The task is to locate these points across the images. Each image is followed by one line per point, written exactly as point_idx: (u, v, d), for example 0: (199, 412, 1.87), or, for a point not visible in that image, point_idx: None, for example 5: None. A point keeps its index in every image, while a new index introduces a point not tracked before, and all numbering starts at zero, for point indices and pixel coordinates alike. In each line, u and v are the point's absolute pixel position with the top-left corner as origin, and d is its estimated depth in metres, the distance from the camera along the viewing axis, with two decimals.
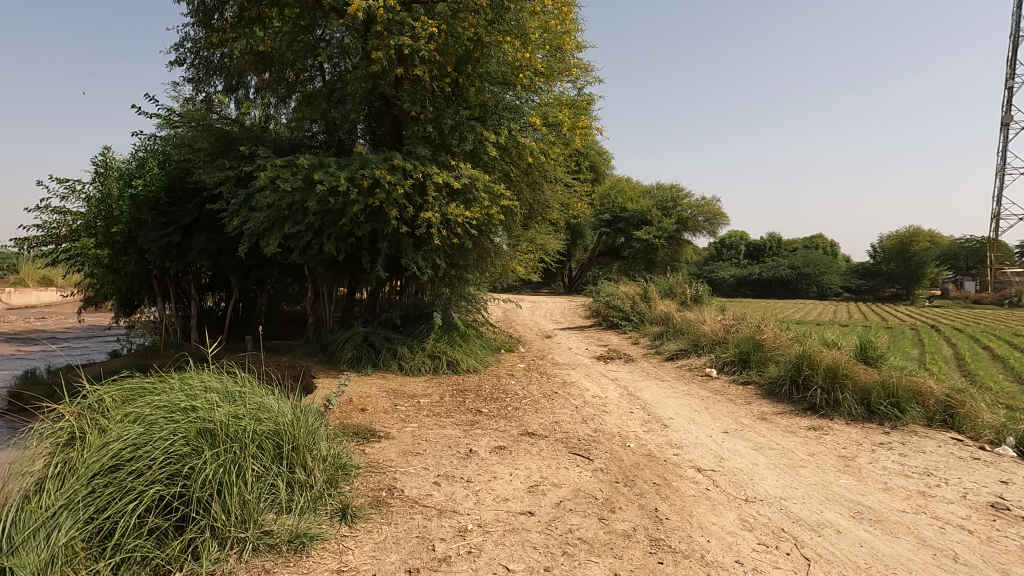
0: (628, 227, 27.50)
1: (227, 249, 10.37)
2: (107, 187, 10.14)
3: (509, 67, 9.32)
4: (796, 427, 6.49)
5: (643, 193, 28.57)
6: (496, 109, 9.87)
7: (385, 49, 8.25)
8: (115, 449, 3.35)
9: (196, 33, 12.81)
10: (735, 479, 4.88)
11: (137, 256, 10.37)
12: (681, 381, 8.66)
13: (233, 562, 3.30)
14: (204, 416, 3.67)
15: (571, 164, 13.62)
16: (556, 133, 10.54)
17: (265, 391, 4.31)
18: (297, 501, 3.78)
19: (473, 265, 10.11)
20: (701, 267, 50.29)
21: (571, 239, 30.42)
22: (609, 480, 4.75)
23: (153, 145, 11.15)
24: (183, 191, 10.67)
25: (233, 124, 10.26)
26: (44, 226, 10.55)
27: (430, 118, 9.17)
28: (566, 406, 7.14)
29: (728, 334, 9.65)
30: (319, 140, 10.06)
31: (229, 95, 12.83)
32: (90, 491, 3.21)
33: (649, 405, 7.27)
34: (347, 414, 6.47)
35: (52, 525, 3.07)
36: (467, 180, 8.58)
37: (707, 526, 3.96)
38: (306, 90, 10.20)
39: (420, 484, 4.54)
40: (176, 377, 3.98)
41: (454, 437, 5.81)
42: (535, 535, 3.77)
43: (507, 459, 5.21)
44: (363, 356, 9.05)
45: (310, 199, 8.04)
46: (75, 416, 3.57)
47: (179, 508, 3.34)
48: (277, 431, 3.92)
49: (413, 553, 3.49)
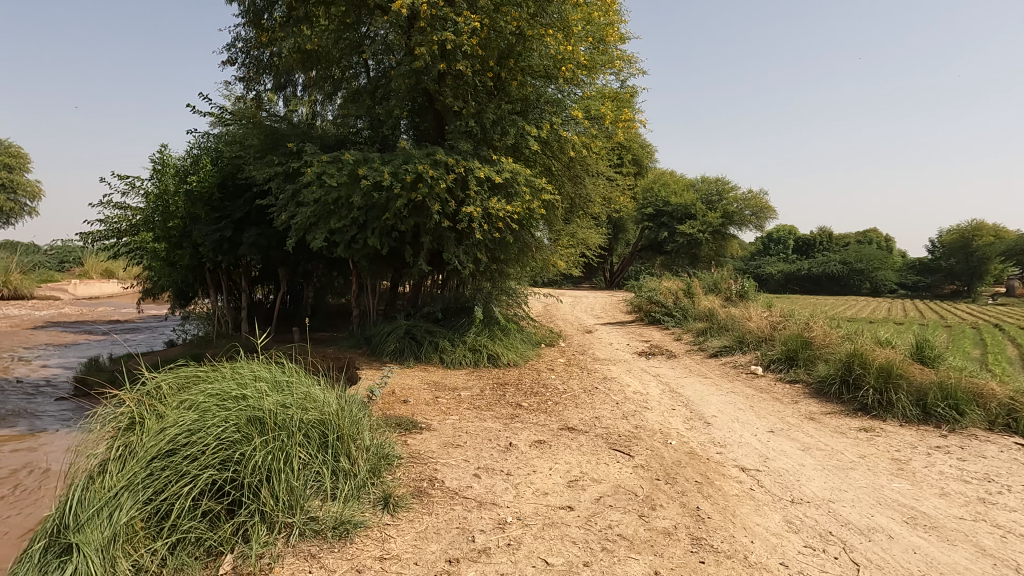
0: (671, 221, 26.91)
1: (277, 243, 10.67)
2: (163, 184, 10.50)
3: (551, 60, 9.27)
4: (845, 428, 6.29)
5: (687, 186, 27.97)
6: (538, 103, 9.75)
7: (428, 45, 8.38)
8: (172, 434, 3.49)
9: (248, 33, 13.14)
10: (781, 479, 4.77)
11: (192, 249, 10.74)
12: (726, 379, 8.48)
13: (280, 547, 3.42)
14: (254, 404, 3.80)
15: (616, 157, 13.37)
16: (598, 127, 10.44)
17: (312, 381, 4.44)
18: (342, 489, 3.87)
19: (514, 260, 10.13)
20: (748, 262, 48.94)
21: (614, 234, 30.46)
22: (650, 477, 4.69)
23: (207, 143, 11.55)
24: (234, 187, 11.09)
25: (282, 122, 10.50)
26: (105, 221, 11.13)
27: (472, 113, 9.17)
28: (607, 402, 7.07)
29: (775, 331, 9.41)
30: (364, 136, 10.19)
31: (278, 92, 13.22)
32: (149, 474, 3.36)
33: (692, 403, 7.15)
34: (391, 405, 6.61)
35: (114, 504, 3.22)
36: (508, 174, 8.57)
37: (752, 527, 3.87)
38: (352, 86, 10.42)
39: (461, 476, 4.59)
40: (228, 367, 4.15)
41: (494, 431, 5.86)
42: (575, 530, 3.77)
43: (547, 453, 5.21)
44: (405, 349, 9.23)
45: (355, 194, 8.20)
46: (136, 402, 3.75)
47: (231, 492, 3.49)
48: (323, 420, 4.03)
49: (453, 543, 3.55)
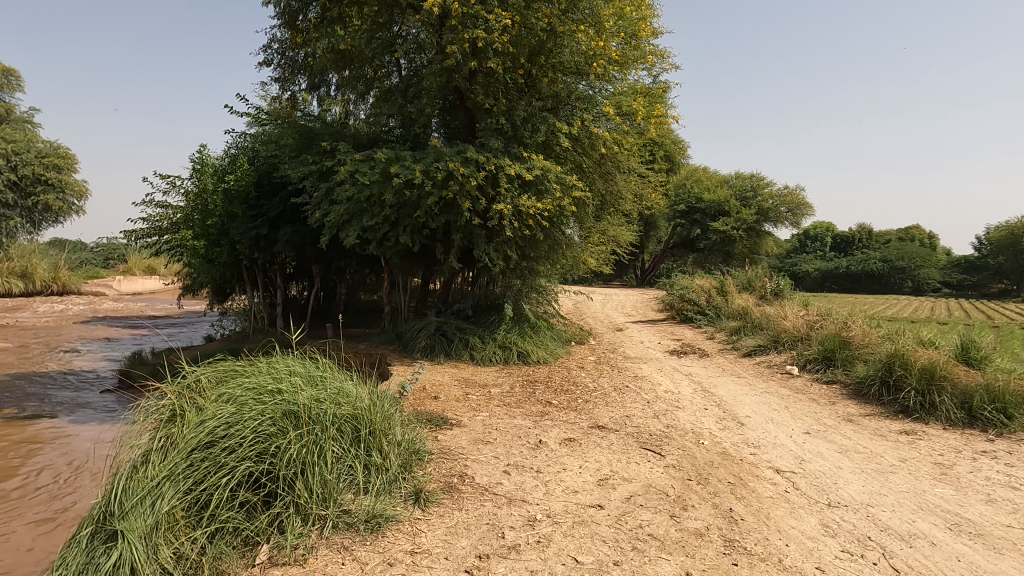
0: (704, 218, 26.46)
1: (311, 240, 10.85)
2: (203, 183, 10.93)
3: (583, 56, 9.20)
4: (885, 430, 6.11)
5: (720, 182, 27.49)
6: (569, 100, 9.72)
7: (460, 43, 8.40)
8: (211, 426, 3.59)
9: (283, 34, 13.34)
10: (817, 482, 4.66)
11: (229, 246, 11.01)
12: (760, 379, 8.32)
13: (315, 538, 3.49)
14: (289, 399, 3.88)
15: (647, 154, 13.23)
16: (630, 123, 10.31)
17: (345, 376, 4.52)
18: (374, 483, 3.93)
19: (544, 257, 10.12)
20: (783, 260, 47.89)
21: (645, 231, 30.18)
22: (681, 477, 4.64)
23: (244, 142, 11.85)
24: (270, 186, 11.25)
25: (316, 121, 10.69)
26: (148, 219, 11.54)
27: (503, 111, 9.17)
28: (638, 401, 7.01)
29: (811, 331, 9.20)
30: (396, 135, 10.30)
31: (312, 92, 13.43)
32: (190, 465, 3.46)
33: (725, 402, 7.03)
34: (422, 401, 6.67)
35: (156, 493, 3.32)
36: (539, 171, 8.56)
37: (787, 530, 3.80)
38: (384, 85, 10.56)
39: (491, 472, 4.62)
40: (264, 361, 4.25)
41: (524, 428, 5.87)
42: (605, 528, 3.75)
43: (577, 451, 5.20)
44: (436, 345, 9.30)
45: (387, 192, 8.28)
46: (177, 395, 3.87)
47: (267, 484, 3.57)
48: (355, 415, 4.10)
49: (483, 539, 3.57)
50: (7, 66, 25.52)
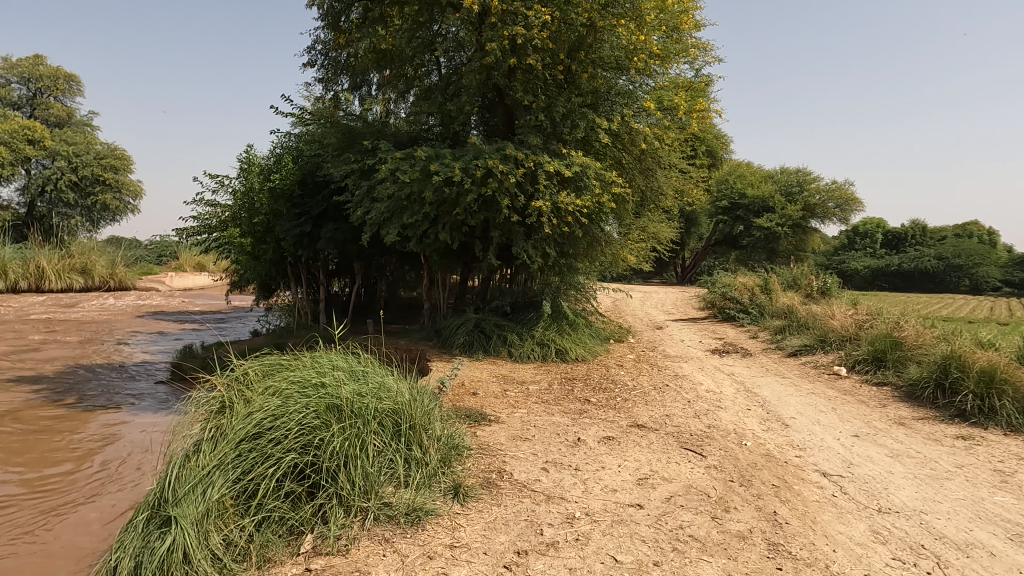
0: (748, 215, 25.84)
1: (352, 237, 11.05)
2: (250, 181, 11.09)
3: (623, 51, 9.09)
4: (941, 435, 5.86)
5: (765, 177, 26.80)
6: (609, 95, 9.64)
7: (499, 40, 8.40)
8: (258, 418, 3.70)
9: (326, 35, 13.63)
10: (867, 487, 4.51)
11: (274, 244, 11.30)
12: (806, 379, 8.09)
13: (357, 529, 3.56)
14: (333, 392, 3.97)
15: (689, 149, 12.99)
16: (671, 117, 10.17)
17: (386, 371, 4.59)
18: (414, 477, 3.98)
19: (583, 254, 10.06)
20: (831, 258, 46.44)
21: (686, 228, 29.71)
22: (724, 479, 4.56)
23: (288, 142, 12.04)
24: (313, 184, 11.54)
25: (358, 120, 10.83)
26: (198, 218, 11.93)
27: (542, 107, 9.14)
28: (678, 400, 6.90)
29: (860, 330, 8.89)
30: (435, 133, 10.38)
31: (354, 91, 13.66)
32: (238, 455, 3.57)
33: (769, 403, 6.87)
34: (461, 397, 6.72)
35: (207, 481, 3.44)
36: (578, 168, 8.50)
37: (834, 536, 3.69)
38: (424, 84, 10.64)
39: (529, 469, 4.62)
40: (308, 355, 4.35)
41: (563, 425, 5.85)
42: (645, 528, 3.71)
43: (616, 450, 5.16)
44: (475, 342, 9.36)
45: (427, 189, 8.36)
46: (226, 387, 4.01)
47: (312, 475, 3.66)
48: (396, 409, 4.16)
49: (522, 535, 3.58)
50: (69, 72, 26.79)
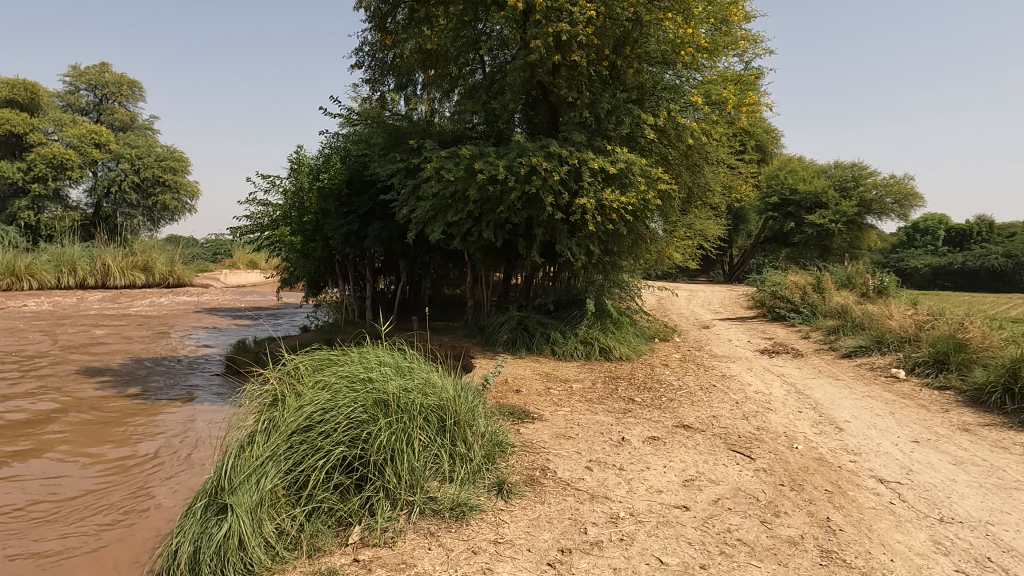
0: (799, 211, 25.02)
1: (398, 236, 11.23)
2: (299, 182, 11.51)
3: (670, 45, 8.95)
4: (1009, 443, 5.55)
5: (818, 172, 25.92)
6: (655, 91, 9.50)
7: (544, 37, 8.38)
8: (309, 411, 3.82)
9: (373, 37, 13.90)
10: (927, 495, 4.31)
11: (322, 242, 11.61)
12: (861, 382, 7.79)
13: (403, 522, 3.62)
14: (380, 387, 4.05)
15: (738, 144, 12.67)
16: (719, 112, 9.93)
17: (431, 367, 4.65)
18: (458, 472, 4.03)
19: (627, 252, 9.95)
20: (888, 255, 44.55)
21: (734, 225, 29.01)
22: (773, 482, 4.44)
23: (337, 142, 12.32)
24: (360, 183, 11.76)
25: (404, 120, 11.00)
26: (251, 217, 12.36)
27: (587, 104, 9.08)
28: (726, 401, 6.75)
29: (920, 332, 8.50)
30: (479, 131, 10.43)
31: (399, 91, 13.81)
32: (290, 446, 3.69)
33: (821, 406, 6.64)
34: (504, 394, 6.76)
35: (261, 471, 3.56)
36: (623, 164, 8.41)
37: (892, 545, 3.54)
38: (468, 83, 10.66)
39: (573, 467, 4.60)
40: (356, 351, 4.46)
41: (607, 424, 5.81)
42: (691, 530, 3.65)
43: (661, 450, 5.09)
44: (518, 340, 9.39)
45: (471, 188, 8.42)
46: (279, 381, 4.15)
47: (360, 468, 3.75)
48: (441, 405, 4.21)
49: (566, 534, 3.57)
50: (132, 78, 28.06)
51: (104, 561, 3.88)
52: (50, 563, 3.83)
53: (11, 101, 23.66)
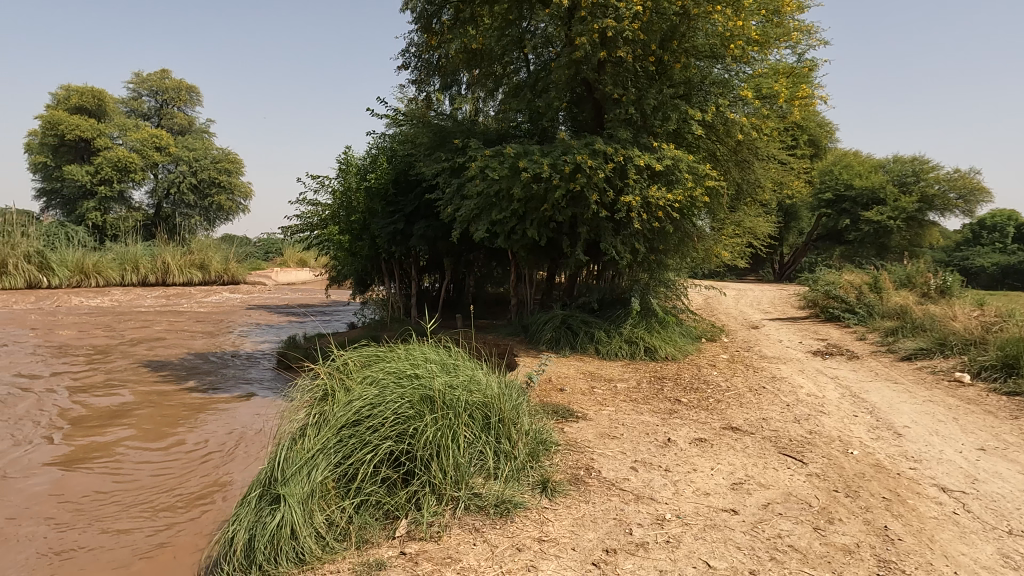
0: (855, 207, 24.07)
1: (442, 234, 11.35)
2: (347, 182, 11.71)
3: (719, 39, 8.77)
4: None
5: (875, 167, 24.90)
6: (703, 85, 9.31)
7: (589, 34, 8.32)
8: (358, 406, 3.90)
9: (419, 38, 14.09)
10: (995, 506, 4.09)
11: (369, 241, 11.83)
12: (922, 385, 7.45)
13: (448, 517, 3.67)
14: (426, 384, 4.11)
15: (790, 139, 12.28)
16: (770, 106, 9.65)
17: (476, 365, 4.68)
18: (503, 469, 4.05)
19: (673, 250, 9.77)
20: (952, 253, 42.40)
21: (785, 222, 28.17)
22: (827, 488, 4.29)
23: (383, 142, 12.53)
24: (406, 182, 11.91)
25: (448, 120, 11.07)
26: (301, 216, 12.70)
27: (632, 100, 8.96)
28: (776, 404, 6.56)
29: (988, 334, 8.07)
30: (523, 129, 10.42)
31: (444, 91, 13.86)
32: (339, 440, 3.78)
33: (878, 410, 6.39)
34: (548, 393, 6.75)
35: (312, 464, 3.65)
36: (669, 161, 8.27)
37: (955, 557, 3.38)
38: (512, 81, 10.69)
39: (618, 467, 4.56)
40: (403, 348, 4.53)
41: (652, 425, 5.73)
42: (740, 535, 3.57)
43: (709, 452, 4.99)
44: (562, 339, 9.36)
45: (515, 186, 8.43)
46: (329, 376, 4.25)
47: (406, 463, 3.81)
48: (486, 402, 4.24)
49: (611, 534, 3.54)
50: (190, 83, 29.22)
51: (153, 549, 4.03)
52: (109, 548, 4.01)
53: (80, 108, 24.96)
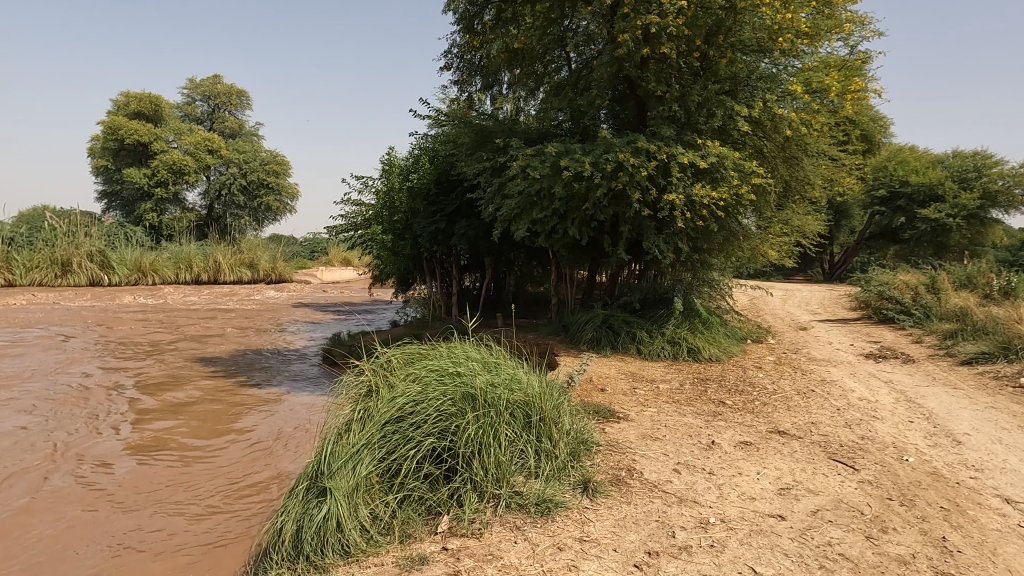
0: (911, 205, 23.09)
1: (483, 234, 11.41)
2: (391, 181, 11.92)
3: (766, 32, 8.60)
4: None
5: (932, 163, 23.85)
6: (749, 80, 9.11)
7: (632, 31, 8.23)
8: (401, 402, 3.98)
9: (461, 39, 14.21)
10: None
11: (412, 240, 12.00)
12: (984, 391, 7.10)
13: (489, 514, 3.69)
14: (467, 382, 4.15)
15: (841, 134, 11.87)
16: (820, 100, 9.33)
17: (517, 363, 4.70)
18: (543, 468, 4.05)
19: (718, 248, 9.57)
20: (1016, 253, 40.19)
21: (835, 221, 27.25)
22: (880, 496, 4.14)
23: (426, 142, 12.69)
24: (448, 182, 12.01)
25: (489, 119, 11.07)
26: (346, 216, 12.98)
27: (676, 97, 8.83)
28: (826, 407, 6.37)
29: None
30: (564, 128, 10.41)
31: (485, 91, 13.96)
32: (383, 435, 3.85)
33: (936, 416, 6.12)
34: (589, 393, 6.72)
35: (356, 458, 3.74)
36: (714, 158, 8.11)
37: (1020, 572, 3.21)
38: (554, 80, 10.69)
39: (660, 469, 4.50)
40: (445, 346, 4.58)
41: (696, 427, 5.64)
42: (787, 541, 3.48)
43: (754, 456, 4.87)
44: (603, 339, 9.30)
45: (556, 185, 8.42)
46: (373, 373, 4.34)
47: (448, 460, 3.85)
48: (527, 401, 4.26)
49: (653, 536, 3.50)
50: (240, 88, 30.20)
51: (199, 538, 4.17)
52: (157, 535, 4.17)
53: (138, 114, 26.11)
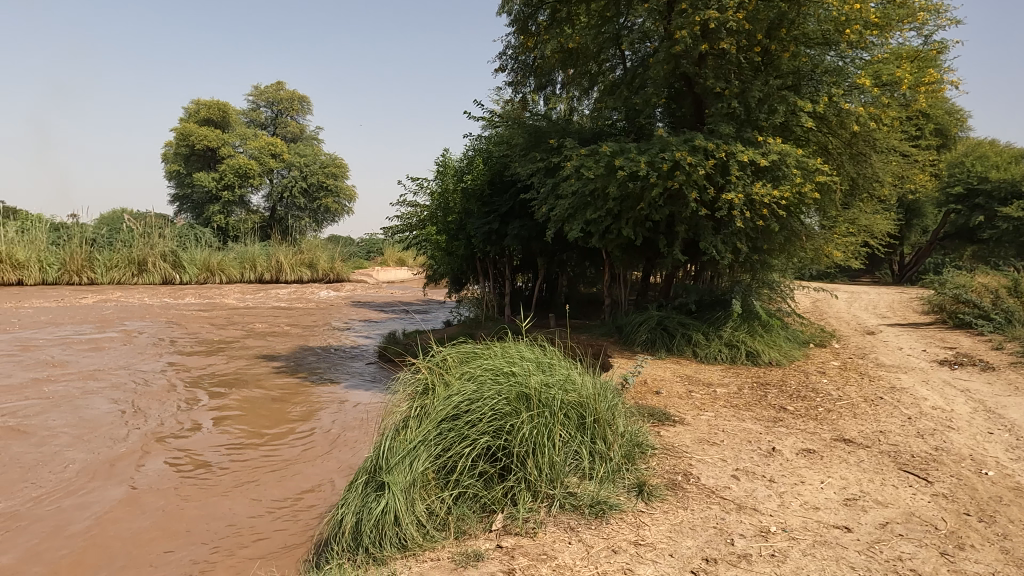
0: (991, 202, 21.68)
1: (536, 234, 11.42)
2: (445, 183, 12.25)
3: (832, 24, 8.33)
4: None
5: (1015, 158, 22.32)
6: (813, 74, 8.78)
7: (690, 27, 8.06)
8: (457, 400, 4.04)
9: (516, 40, 14.31)
10: None
11: (465, 241, 12.19)
12: None
13: (543, 514, 3.69)
14: (522, 381, 4.18)
15: (912, 128, 11.29)
16: (891, 93, 8.85)
17: (571, 364, 4.69)
18: (598, 470, 4.03)
19: (778, 249, 9.26)
20: None
21: (906, 220, 25.88)
22: (956, 510, 3.91)
23: (480, 144, 12.87)
24: (501, 183, 11.98)
25: (543, 119, 11.01)
26: (401, 216, 13.27)
27: (735, 93, 8.60)
28: (895, 416, 6.06)
29: None
30: (619, 128, 10.31)
31: (539, 92, 14.03)
32: (439, 432, 3.92)
33: (1019, 428, 5.73)
34: (643, 395, 6.63)
35: (413, 454, 3.82)
36: (775, 156, 7.85)
37: None
38: (608, 79, 10.56)
39: (718, 475, 4.40)
40: (498, 346, 4.62)
41: (755, 432, 5.47)
42: (854, 554, 3.34)
43: (818, 464, 4.69)
44: (657, 340, 9.17)
45: (610, 185, 8.35)
46: (429, 371, 4.43)
47: (503, 458, 3.89)
48: (581, 402, 4.25)
49: (711, 543, 3.43)
50: (302, 94, 31.29)
51: (257, 528, 4.32)
52: (218, 524, 4.36)
53: (208, 120, 27.45)
